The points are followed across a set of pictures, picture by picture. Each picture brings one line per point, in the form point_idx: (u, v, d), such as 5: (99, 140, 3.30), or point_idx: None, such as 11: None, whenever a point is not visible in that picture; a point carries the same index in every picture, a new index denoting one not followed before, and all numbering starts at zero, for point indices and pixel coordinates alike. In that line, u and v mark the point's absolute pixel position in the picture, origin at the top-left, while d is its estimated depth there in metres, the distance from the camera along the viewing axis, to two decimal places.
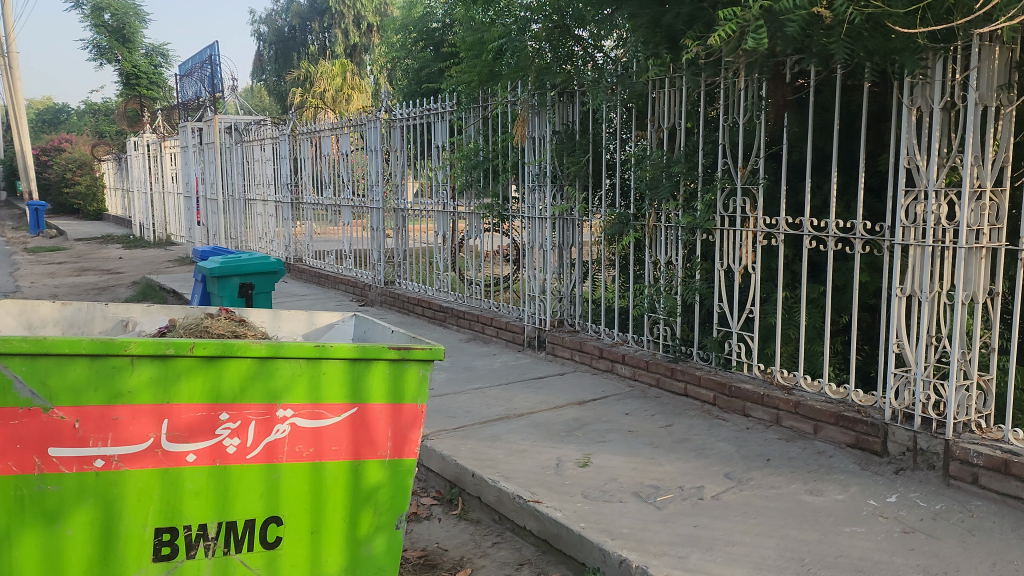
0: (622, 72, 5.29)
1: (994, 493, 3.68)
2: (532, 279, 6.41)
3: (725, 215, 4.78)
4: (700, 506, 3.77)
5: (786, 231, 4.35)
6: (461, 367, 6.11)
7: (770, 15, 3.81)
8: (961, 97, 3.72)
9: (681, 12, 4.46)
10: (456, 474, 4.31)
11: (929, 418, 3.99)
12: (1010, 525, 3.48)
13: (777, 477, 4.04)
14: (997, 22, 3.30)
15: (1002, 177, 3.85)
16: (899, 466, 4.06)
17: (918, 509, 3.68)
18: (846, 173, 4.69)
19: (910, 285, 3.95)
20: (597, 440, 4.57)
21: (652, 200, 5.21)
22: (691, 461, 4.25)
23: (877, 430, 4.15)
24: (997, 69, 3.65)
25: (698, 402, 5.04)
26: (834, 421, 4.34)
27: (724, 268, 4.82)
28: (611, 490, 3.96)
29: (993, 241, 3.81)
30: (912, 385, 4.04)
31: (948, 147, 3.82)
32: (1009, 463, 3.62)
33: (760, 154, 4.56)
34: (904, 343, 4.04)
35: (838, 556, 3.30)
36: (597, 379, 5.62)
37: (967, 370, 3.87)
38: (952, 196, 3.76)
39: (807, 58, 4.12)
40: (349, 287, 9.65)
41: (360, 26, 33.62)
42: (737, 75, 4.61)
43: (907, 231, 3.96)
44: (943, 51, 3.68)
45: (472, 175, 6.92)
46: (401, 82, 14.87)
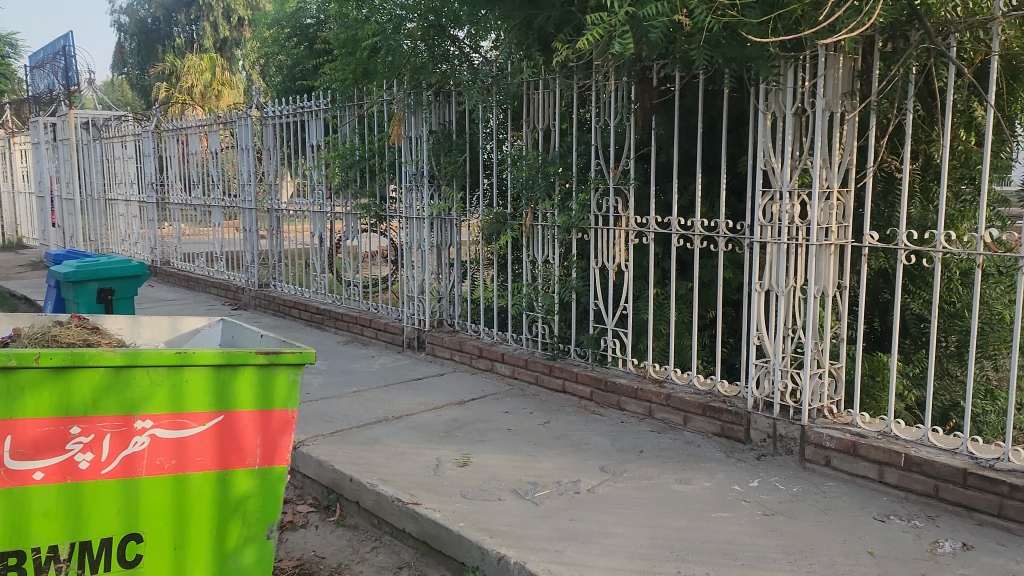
0: (497, 73, 5.35)
1: (845, 474, 3.98)
2: (410, 279, 6.36)
3: (599, 214, 4.89)
4: (576, 500, 3.86)
5: (656, 230, 4.51)
6: (338, 371, 5.99)
7: (635, 21, 3.94)
8: (810, 104, 3.98)
9: (551, 16, 4.61)
10: (333, 479, 4.22)
11: (787, 405, 4.24)
12: (859, 504, 3.76)
13: (649, 468, 4.18)
14: (838, 33, 3.54)
15: (848, 179, 4.13)
16: (760, 452, 4.29)
17: (779, 492, 3.90)
18: (710, 175, 4.92)
19: (768, 280, 4.19)
20: (477, 439, 4.59)
21: (528, 200, 5.28)
22: (569, 457, 4.34)
23: (741, 419, 4.37)
24: (841, 78, 3.91)
25: (575, 398, 5.14)
26: (702, 412, 4.52)
27: (598, 266, 4.94)
28: (490, 489, 3.98)
29: (841, 238, 4.10)
30: (771, 375, 4.28)
31: (800, 151, 4.07)
32: (857, 445, 3.92)
33: (630, 156, 4.70)
34: (764, 336, 4.29)
35: (705, 541, 3.45)
36: (476, 379, 5.65)
37: (820, 359, 4.14)
38: (803, 196, 4.02)
39: (671, 63, 4.29)
40: (220, 291, 9.29)
41: (231, 20, 32.47)
42: (608, 79, 4.73)
43: (764, 229, 4.19)
44: (793, 60, 3.90)
45: (348, 174, 6.80)
46: (274, 79, 14.45)
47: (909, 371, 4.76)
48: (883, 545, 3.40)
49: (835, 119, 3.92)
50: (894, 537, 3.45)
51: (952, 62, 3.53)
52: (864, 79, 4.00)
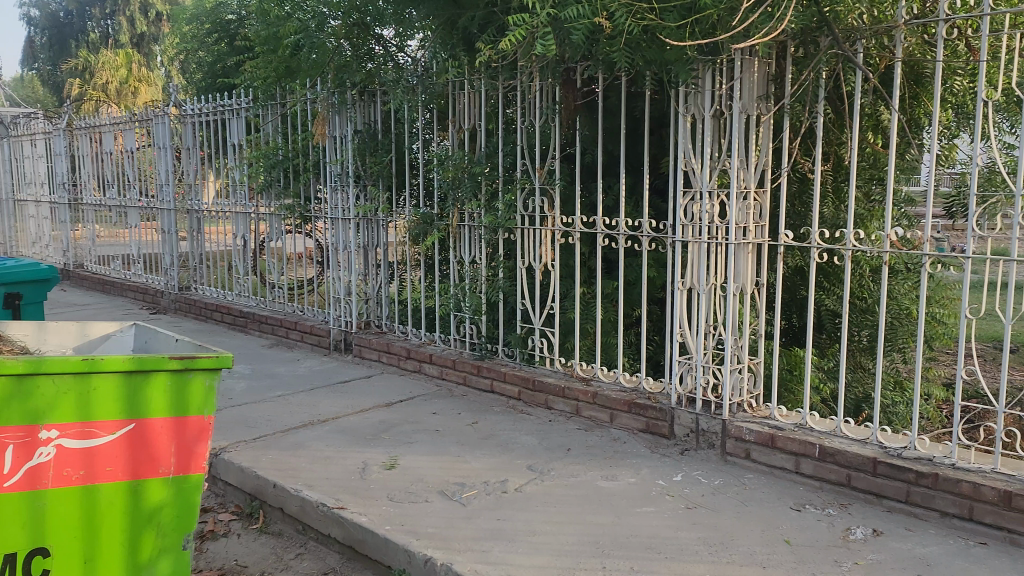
0: (422, 73, 5.35)
1: (763, 466, 4.11)
2: (336, 281, 6.28)
3: (526, 214, 4.91)
4: (504, 499, 3.87)
5: (581, 230, 4.56)
6: (262, 375, 5.86)
7: (557, 23, 3.99)
8: (727, 106, 4.08)
9: (475, 16, 4.66)
10: (256, 486, 4.13)
11: (709, 400, 4.33)
12: (777, 495, 3.88)
13: (576, 465, 4.22)
14: (752, 38, 3.66)
15: (764, 179, 4.26)
16: (684, 447, 4.38)
17: (701, 485, 3.99)
18: (633, 174, 4.99)
19: (690, 279, 4.27)
20: (404, 441, 4.55)
21: (455, 201, 5.26)
22: (497, 456, 4.35)
23: (665, 415, 4.45)
24: (756, 81, 4.03)
25: (503, 398, 5.15)
26: (628, 409, 4.58)
27: (525, 266, 4.96)
28: (417, 491, 3.96)
29: (759, 237, 4.22)
30: (694, 371, 4.37)
31: (719, 151, 4.16)
32: (775, 437, 4.05)
33: (556, 156, 4.73)
34: (686, 332, 4.36)
35: (630, 536, 3.50)
36: (404, 380, 5.61)
37: (740, 354, 4.26)
38: (723, 196, 4.13)
39: (594, 65, 4.35)
40: (138, 294, 8.99)
41: (149, 15, 31.50)
42: (532, 79, 4.76)
43: (686, 228, 4.28)
44: (711, 63, 4.00)
45: (271, 174, 6.67)
46: (194, 76, 14.10)
47: (824, 365, 4.94)
48: (799, 534, 3.52)
49: (751, 122, 4.05)
50: (809, 526, 3.58)
51: (859, 68, 3.69)
52: (779, 83, 4.12)
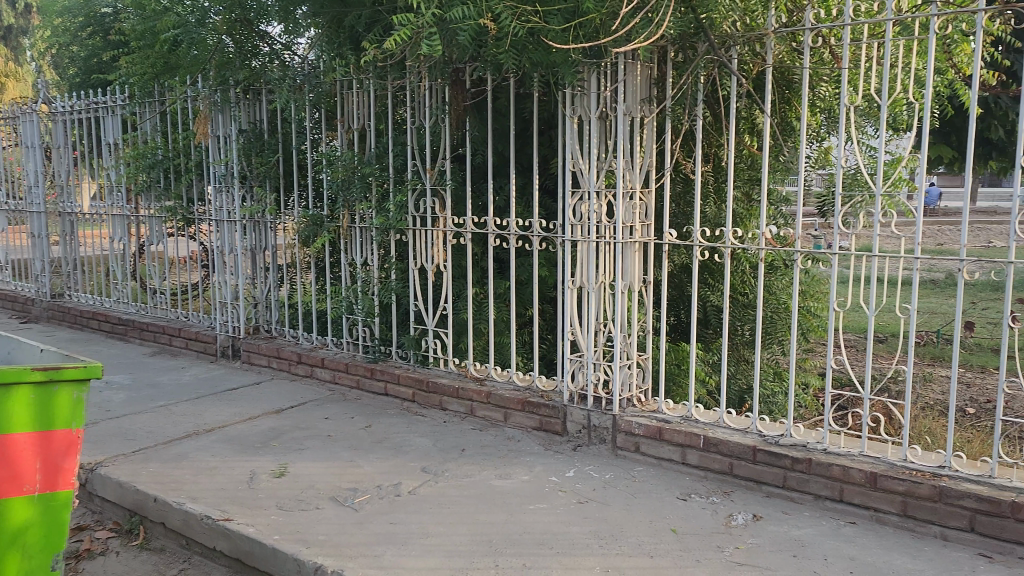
0: (309, 71, 5.24)
1: (652, 458, 4.23)
2: (222, 285, 6.08)
3: (417, 215, 4.89)
4: (397, 503, 3.83)
5: (473, 230, 4.58)
6: (143, 385, 5.60)
7: (443, 24, 4.00)
8: (612, 108, 4.18)
9: (361, 15, 4.62)
10: (135, 501, 3.95)
11: (599, 396, 4.42)
12: (665, 486, 4.00)
13: (470, 465, 4.23)
14: (633, 42, 3.74)
15: (649, 180, 4.38)
16: (576, 443, 4.46)
17: (592, 480, 4.07)
18: (523, 176, 5.05)
19: (579, 277, 4.35)
20: (294, 448, 4.45)
21: (345, 201, 5.17)
22: (390, 460, 4.30)
23: (558, 412, 4.51)
24: (639, 84, 4.14)
25: (397, 400, 5.11)
26: (521, 407, 4.62)
27: (417, 267, 4.93)
28: (307, 498, 3.87)
29: (645, 236, 4.34)
30: (584, 368, 4.45)
31: (605, 152, 4.26)
32: (662, 430, 4.18)
33: (446, 157, 4.73)
34: (577, 330, 4.43)
35: (523, 533, 3.53)
36: (295, 386, 5.48)
37: (628, 350, 4.36)
38: (609, 196, 4.23)
39: (482, 66, 4.37)
40: (6, 303, 8.44)
41: (17, 7, 29.64)
42: (422, 80, 4.75)
43: (574, 228, 4.36)
44: (595, 67, 4.09)
45: (150, 175, 6.41)
46: (66, 72, 13.38)
47: (708, 358, 5.12)
48: (684, 523, 3.64)
49: (636, 124, 4.15)
50: (694, 515, 3.71)
51: (734, 73, 3.87)
52: (660, 87, 4.25)
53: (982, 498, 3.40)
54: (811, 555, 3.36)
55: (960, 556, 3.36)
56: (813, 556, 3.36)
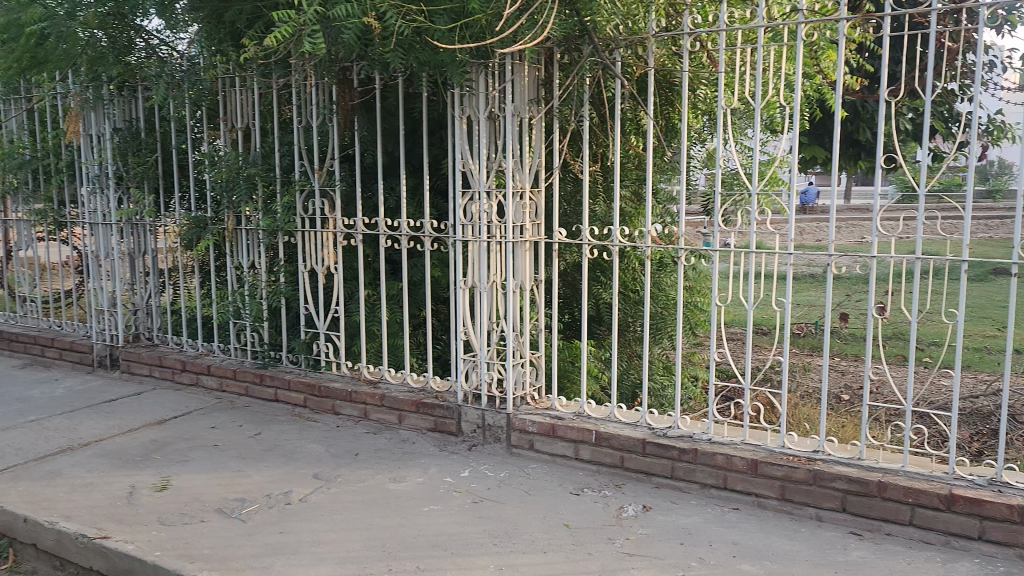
0: (189, 67, 5.06)
1: (546, 455, 4.28)
2: (99, 292, 5.79)
3: (305, 217, 4.78)
4: (287, 511, 3.74)
5: (364, 231, 4.52)
6: (12, 399, 5.26)
7: (326, 21, 3.95)
8: (500, 109, 4.20)
9: (243, 11, 4.50)
10: (2, 523, 3.70)
11: (493, 396, 4.44)
12: (558, 482, 4.07)
13: (363, 470, 4.17)
14: (518, 43, 3.83)
15: (538, 180, 4.42)
16: (471, 443, 4.47)
17: (487, 479, 4.09)
18: (414, 176, 5.01)
19: (471, 278, 4.35)
20: (178, 460, 4.27)
21: (229, 203, 5.01)
22: (280, 467, 4.20)
23: (452, 413, 4.51)
24: (527, 85, 4.18)
25: (289, 406, 4.99)
26: (416, 409, 4.59)
27: (307, 270, 4.83)
28: (192, 511, 3.73)
29: (536, 235, 4.39)
30: (478, 368, 4.46)
31: (495, 152, 4.28)
32: (555, 427, 4.23)
33: (334, 158, 4.65)
34: (470, 330, 4.43)
35: (417, 536, 3.51)
36: (179, 395, 5.27)
37: (521, 349, 4.39)
38: (499, 196, 4.25)
39: (369, 64, 4.32)
40: None
41: None
42: (308, 79, 4.65)
43: (465, 228, 4.36)
44: (482, 67, 4.11)
45: (17, 176, 6.06)
46: None
47: (600, 355, 5.22)
48: (577, 517, 3.70)
49: (524, 125, 4.19)
50: (587, 509, 3.78)
51: (617, 76, 3.96)
52: (548, 88, 4.30)
53: (852, 479, 3.61)
54: (697, 542, 3.48)
55: (833, 536, 3.56)
56: (699, 543, 3.48)
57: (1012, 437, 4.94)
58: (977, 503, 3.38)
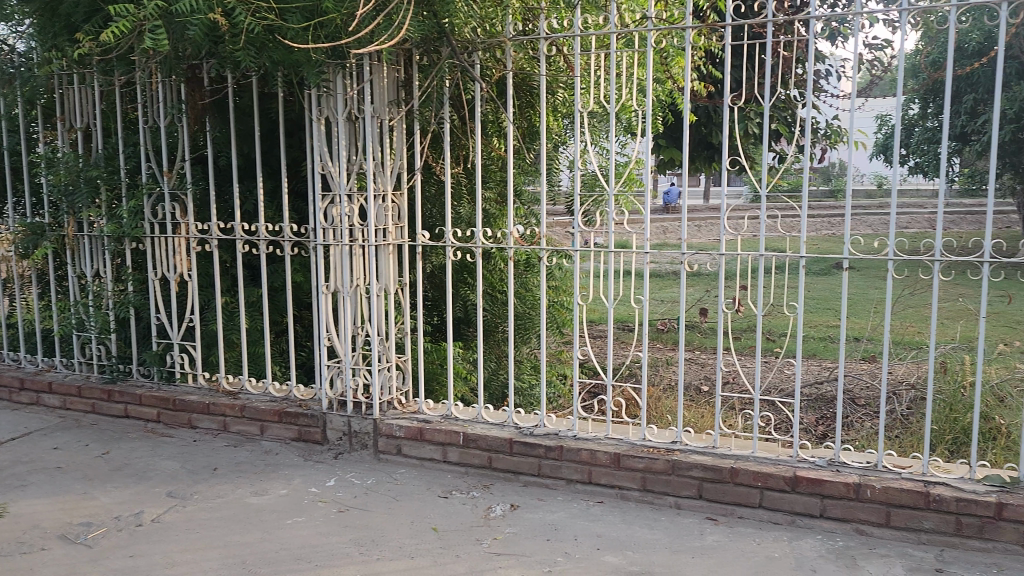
0: (22, 63, 4.76)
1: (414, 459, 4.25)
2: None
3: (155, 222, 4.56)
4: (137, 533, 3.53)
5: (218, 236, 4.34)
6: None
7: (169, 16, 3.78)
8: (358, 110, 4.14)
9: (79, 4, 4.14)
10: None
11: (359, 402, 4.37)
12: (426, 486, 4.04)
13: (222, 485, 4.00)
14: (374, 43, 3.79)
15: (400, 183, 4.38)
16: (337, 451, 4.37)
17: (353, 487, 4.01)
18: (272, 179, 4.85)
19: (333, 283, 4.26)
20: (15, 485, 3.96)
21: (69, 208, 4.70)
22: (131, 487, 3.96)
23: (317, 421, 4.40)
24: (386, 87, 4.14)
25: (141, 422, 4.73)
26: (278, 419, 4.45)
27: (158, 278, 4.59)
28: (30, 539, 3.46)
29: (399, 238, 4.34)
30: (343, 374, 4.37)
31: (355, 155, 4.20)
32: (423, 431, 4.21)
33: (185, 159, 4.45)
34: (333, 336, 4.33)
35: (279, 550, 3.40)
36: (17, 415, 4.90)
37: (387, 354, 4.34)
38: (360, 199, 4.18)
39: (218, 63, 4.16)
40: None
41: None
42: (153, 76, 4.43)
43: (327, 232, 4.26)
44: (339, 68, 4.03)
45: None
46: None
47: (468, 357, 5.22)
48: (445, 520, 3.69)
49: (384, 128, 4.15)
50: (454, 511, 3.78)
51: (476, 78, 3.99)
52: (408, 89, 4.28)
53: (707, 467, 3.78)
54: (563, 538, 3.55)
55: (690, 522, 3.71)
56: (564, 538, 3.54)
57: (851, 419, 5.31)
58: (819, 483, 3.62)
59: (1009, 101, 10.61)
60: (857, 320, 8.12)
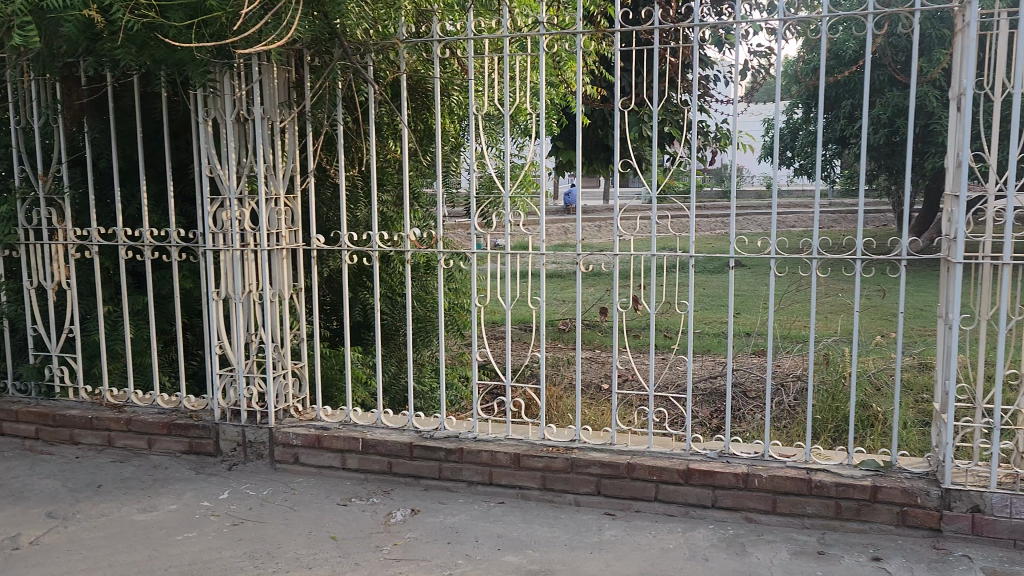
0: None
1: (311, 467, 4.17)
2: None
3: (29, 228, 4.32)
4: (13, 558, 3.33)
5: (99, 241, 4.15)
6: None
7: (40, 12, 3.60)
8: (248, 112, 4.04)
9: None
10: None
11: (253, 411, 4.26)
12: (324, 494, 3.97)
13: (107, 503, 3.82)
14: (262, 43, 3.70)
15: (293, 186, 4.29)
16: (231, 462, 4.25)
17: (248, 499, 3.90)
18: (157, 182, 4.67)
19: (224, 289, 4.13)
20: None
21: None
22: (6, 509, 3.74)
23: (209, 432, 4.26)
24: (276, 88, 4.06)
25: (18, 440, 4.48)
26: (167, 431, 4.30)
27: (34, 287, 4.35)
28: None
29: (292, 243, 4.25)
30: (236, 383, 4.25)
31: (245, 158, 4.09)
32: (321, 438, 4.13)
33: (61, 162, 4.24)
34: (225, 344, 4.20)
35: (168, 568, 3.27)
36: None
37: (282, 361, 4.24)
38: (251, 202, 4.07)
39: (96, 61, 3.99)
40: None
41: None
42: (24, 75, 4.21)
43: (216, 237, 4.13)
44: (226, 68, 3.92)
45: None
46: None
47: (368, 361, 5.15)
48: (343, 528, 3.64)
49: (275, 130, 4.06)
50: (353, 519, 3.73)
51: (369, 80, 3.95)
52: (299, 91, 4.20)
53: (604, 464, 3.86)
54: (463, 540, 3.55)
55: (589, 518, 3.78)
56: (465, 541, 3.55)
57: (741, 411, 5.52)
58: (710, 475, 3.75)
59: (884, 106, 11.27)
60: (748, 316, 8.45)
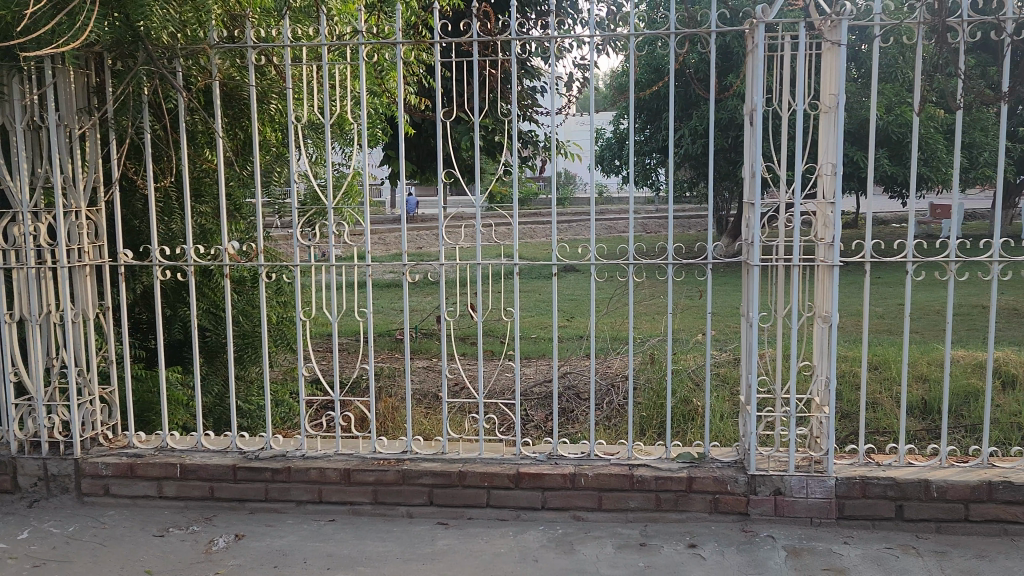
0: None
1: (124, 498, 3.92)
2: None
3: None
4: None
5: None
6: None
7: None
8: (41, 117, 3.74)
9: None
10: None
11: (56, 441, 3.94)
12: (139, 526, 3.74)
13: None
14: (55, 45, 3.44)
15: (96, 198, 4.00)
16: (32, 499, 3.93)
17: (51, 537, 3.60)
18: None
19: (18, 310, 3.79)
20: None
21: None
22: None
23: (5, 468, 3.92)
24: (74, 93, 3.79)
25: None
26: None
27: None
28: None
29: (96, 258, 3.96)
30: (35, 412, 3.91)
31: (39, 168, 3.78)
32: (134, 466, 3.90)
33: None
34: (21, 371, 3.85)
35: None
36: None
37: (88, 387, 3.94)
38: (46, 215, 3.77)
39: None
40: None
41: None
42: None
43: (8, 254, 3.79)
44: (14, 70, 3.61)
45: None
46: None
47: (189, 382, 4.88)
48: (160, 561, 3.43)
49: (74, 138, 3.77)
50: (171, 550, 3.52)
51: (178, 87, 3.76)
52: (101, 96, 3.93)
53: (436, 473, 3.86)
54: (291, 562, 3.44)
55: (421, 529, 3.76)
56: (292, 563, 3.44)
57: (572, 413, 5.69)
58: (539, 477, 3.84)
59: (700, 118, 12.07)
60: (580, 320, 8.74)
